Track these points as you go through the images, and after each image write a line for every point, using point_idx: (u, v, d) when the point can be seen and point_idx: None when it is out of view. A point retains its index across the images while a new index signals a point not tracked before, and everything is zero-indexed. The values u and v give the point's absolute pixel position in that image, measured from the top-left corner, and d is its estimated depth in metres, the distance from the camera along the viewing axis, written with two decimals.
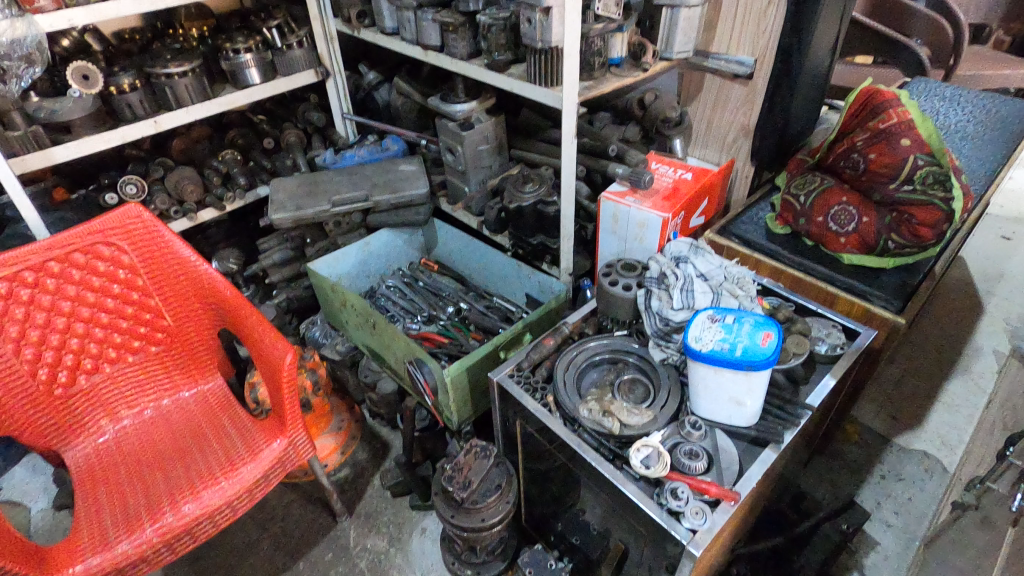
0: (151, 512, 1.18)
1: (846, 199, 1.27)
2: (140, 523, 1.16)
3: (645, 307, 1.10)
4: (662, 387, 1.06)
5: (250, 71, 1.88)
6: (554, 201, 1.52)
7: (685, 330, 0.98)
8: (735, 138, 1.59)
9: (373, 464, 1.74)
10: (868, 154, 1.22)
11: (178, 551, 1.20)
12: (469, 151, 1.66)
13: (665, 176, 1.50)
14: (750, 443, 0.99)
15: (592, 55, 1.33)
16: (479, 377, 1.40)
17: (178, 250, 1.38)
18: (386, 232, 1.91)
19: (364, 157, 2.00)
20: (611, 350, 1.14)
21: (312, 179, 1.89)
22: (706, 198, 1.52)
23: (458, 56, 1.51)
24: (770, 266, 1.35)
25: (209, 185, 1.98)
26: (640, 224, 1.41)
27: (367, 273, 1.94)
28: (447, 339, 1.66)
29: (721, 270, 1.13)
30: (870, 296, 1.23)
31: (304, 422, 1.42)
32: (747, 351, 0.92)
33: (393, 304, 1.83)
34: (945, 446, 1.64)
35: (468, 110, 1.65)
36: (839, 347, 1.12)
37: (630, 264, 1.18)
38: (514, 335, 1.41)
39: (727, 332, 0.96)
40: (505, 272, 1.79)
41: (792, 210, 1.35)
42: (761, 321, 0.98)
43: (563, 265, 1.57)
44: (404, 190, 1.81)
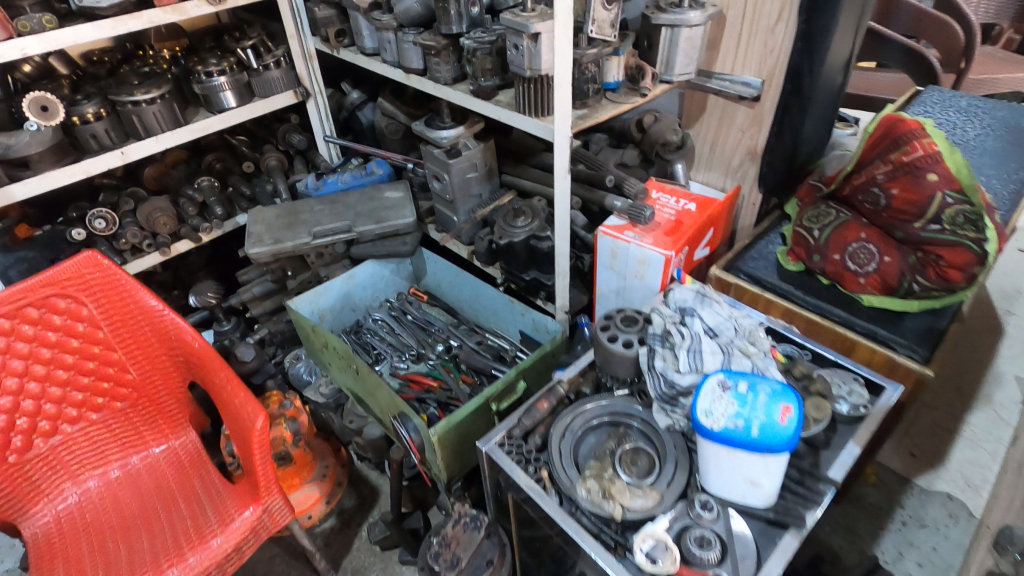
0: None
1: (865, 235, 1.17)
2: None
3: (648, 367, 0.99)
4: (668, 458, 0.96)
5: (224, 95, 1.78)
6: (548, 236, 1.42)
7: (694, 401, 0.88)
8: (741, 162, 1.48)
9: (360, 512, 1.65)
10: (889, 189, 1.11)
11: None
12: (457, 180, 1.56)
13: (667, 208, 1.39)
14: (767, 524, 0.88)
15: (586, 83, 1.23)
16: (469, 431, 1.30)
17: (142, 298, 1.28)
18: (371, 263, 1.80)
19: (347, 183, 1.88)
20: (612, 413, 1.04)
21: (292, 210, 1.78)
22: (711, 228, 1.41)
23: (442, 81, 1.41)
24: (782, 307, 1.24)
25: (184, 215, 1.87)
26: (640, 261, 1.32)
27: (352, 306, 1.84)
28: (435, 382, 1.56)
29: (730, 323, 1.02)
30: (892, 343, 1.12)
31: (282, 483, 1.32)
32: (764, 430, 0.82)
33: (379, 342, 1.73)
34: (970, 488, 1.53)
35: (455, 136, 1.54)
36: (862, 406, 1.02)
37: (631, 317, 1.07)
38: (507, 384, 1.31)
39: (740, 404, 0.86)
40: (497, 307, 1.67)
41: (805, 245, 1.25)
42: (778, 391, 0.88)
43: (560, 302, 1.46)
44: (390, 219, 1.71)
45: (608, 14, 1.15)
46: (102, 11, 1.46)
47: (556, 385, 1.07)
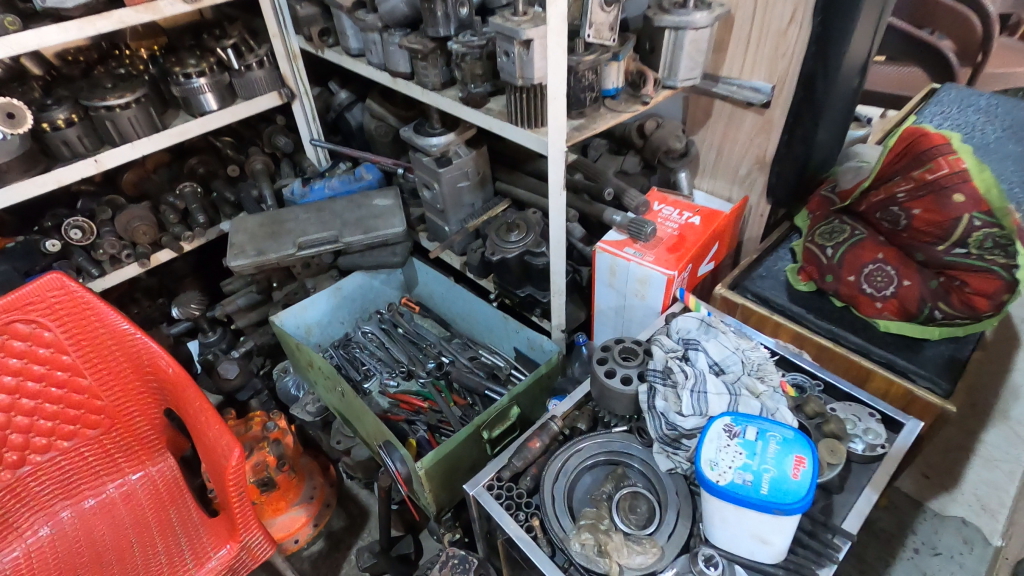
0: None
1: (883, 255, 1.09)
2: None
3: (648, 406, 0.92)
4: (670, 506, 0.89)
5: (205, 97, 1.68)
6: (543, 252, 1.34)
7: (698, 450, 0.80)
8: (749, 171, 1.39)
9: (350, 534, 1.59)
10: (911, 209, 1.03)
11: None
12: (448, 189, 1.48)
13: (670, 222, 1.30)
14: None
15: (582, 91, 1.13)
16: (459, 460, 1.23)
17: (112, 321, 1.20)
18: (360, 274, 1.72)
19: (335, 189, 1.80)
20: (609, 453, 0.97)
21: (276, 218, 1.70)
22: (716, 243, 1.33)
23: (430, 86, 1.32)
24: (793, 331, 1.16)
25: (166, 223, 1.79)
26: (640, 280, 1.24)
27: (341, 319, 1.76)
28: (426, 403, 1.49)
29: (737, 357, 0.95)
30: (911, 373, 1.05)
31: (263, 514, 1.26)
32: (775, 487, 0.75)
33: (369, 358, 1.66)
34: (987, 512, 1.45)
35: (445, 144, 1.45)
36: (879, 447, 0.94)
37: (630, 348, 0.99)
38: (500, 411, 1.24)
39: (749, 456, 0.79)
40: (490, 323, 1.59)
41: (817, 263, 1.18)
42: (789, 439, 0.80)
43: (555, 320, 1.39)
44: (377, 229, 1.62)
45: (606, 16, 1.05)
46: (68, 11, 1.37)
47: (550, 422, 1.00)
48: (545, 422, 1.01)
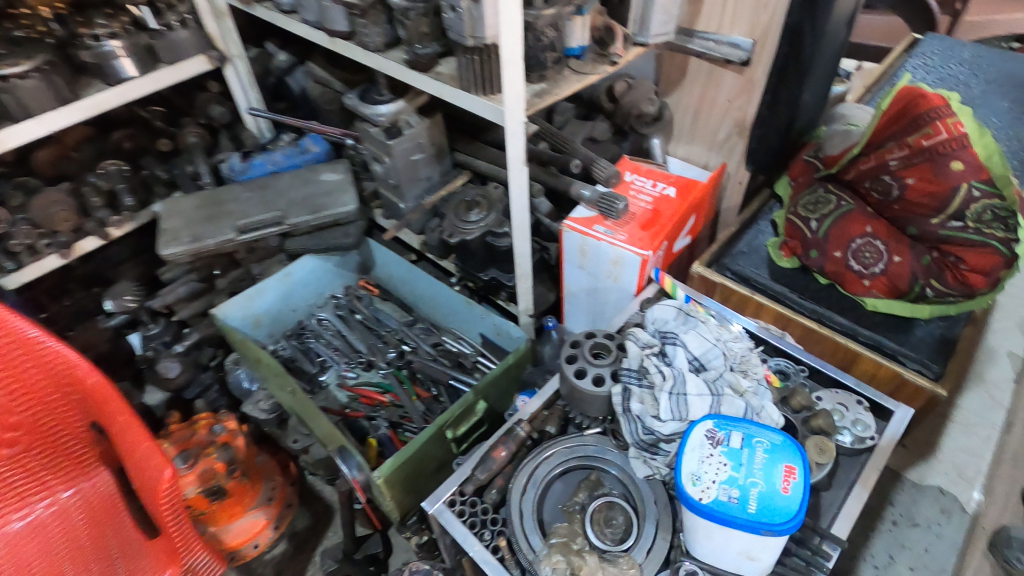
0: None
1: (871, 229, 1.01)
2: None
3: (622, 410, 0.83)
4: (647, 516, 0.81)
5: (121, 62, 1.43)
6: (506, 232, 1.23)
7: (679, 462, 0.72)
8: (728, 135, 1.28)
9: (315, 533, 1.51)
10: (904, 178, 0.94)
11: None
12: (401, 163, 1.33)
13: (643, 196, 1.20)
14: None
15: (542, 51, 0.99)
16: (423, 462, 1.15)
17: (17, 328, 1.02)
18: (310, 258, 1.57)
19: (277, 164, 1.62)
20: (581, 458, 0.89)
21: (212, 198, 1.53)
22: (693, 215, 1.24)
23: (372, 48, 1.16)
24: (775, 311, 1.09)
25: (89, 207, 1.59)
26: (613, 261, 1.14)
27: (293, 306, 1.63)
28: (387, 397, 1.40)
29: (718, 350, 0.86)
30: (900, 356, 0.99)
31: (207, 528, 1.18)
32: (764, 505, 0.67)
33: (325, 348, 1.53)
34: (963, 480, 1.44)
35: (395, 112, 1.30)
36: (867, 439, 0.88)
37: (602, 344, 0.90)
38: (465, 408, 1.15)
39: (734, 468, 0.71)
40: (455, 308, 1.48)
41: (801, 238, 1.09)
42: (779, 446, 0.73)
43: (523, 305, 1.29)
44: (326, 207, 1.48)
45: None
46: None
47: (516, 428, 0.91)
48: (511, 427, 0.92)
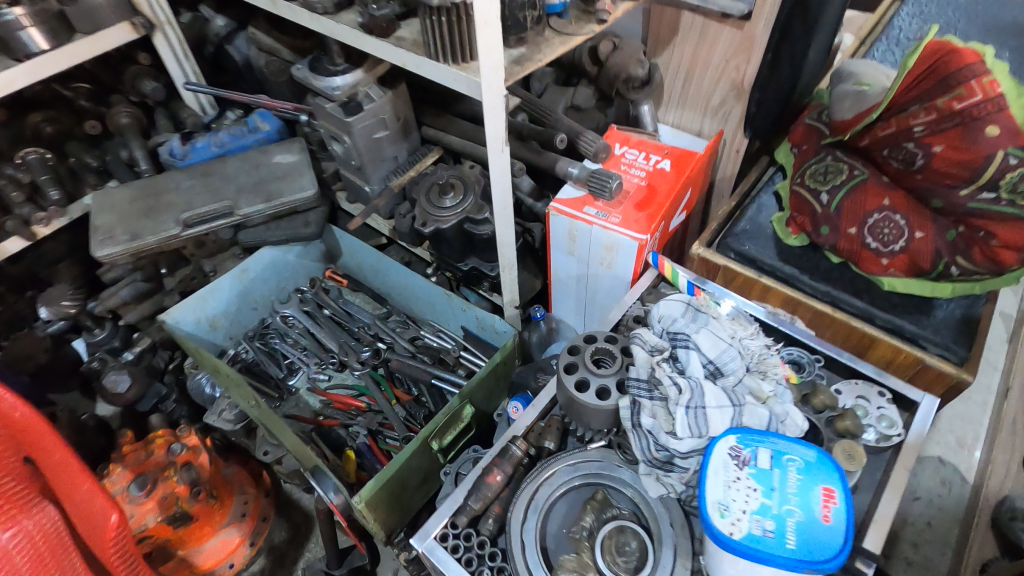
0: None
1: (889, 201, 0.92)
2: None
3: (632, 425, 0.73)
4: (663, 541, 0.73)
5: (28, 34, 1.19)
6: (485, 219, 1.11)
7: (702, 489, 0.63)
8: (724, 99, 1.16)
9: (295, 545, 1.42)
10: (930, 146, 0.84)
11: None
12: (363, 143, 1.19)
13: (636, 171, 1.08)
14: None
15: (518, 10, 0.85)
16: (408, 475, 1.06)
17: None
18: (268, 251, 1.42)
19: (223, 146, 1.44)
20: (586, 476, 0.80)
21: (151, 188, 1.35)
22: (689, 190, 1.13)
23: (320, 10, 0.99)
24: (784, 295, 1.00)
25: (8, 204, 1.39)
26: (607, 247, 1.03)
27: (253, 304, 1.48)
28: (363, 401, 1.29)
29: (735, 351, 0.77)
30: (921, 340, 0.91)
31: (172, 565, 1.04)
32: (803, 537, 0.59)
33: (292, 349, 1.40)
34: (961, 449, 1.41)
35: (353, 84, 1.15)
36: (892, 436, 0.81)
37: (604, 349, 0.80)
38: (451, 415, 1.05)
39: (766, 494, 0.62)
40: (432, 299, 1.36)
41: (810, 213, 1.00)
42: (812, 464, 0.65)
43: (507, 297, 1.18)
44: (282, 194, 1.33)
45: None
46: None
47: (511, 447, 0.81)
48: (505, 445, 0.82)
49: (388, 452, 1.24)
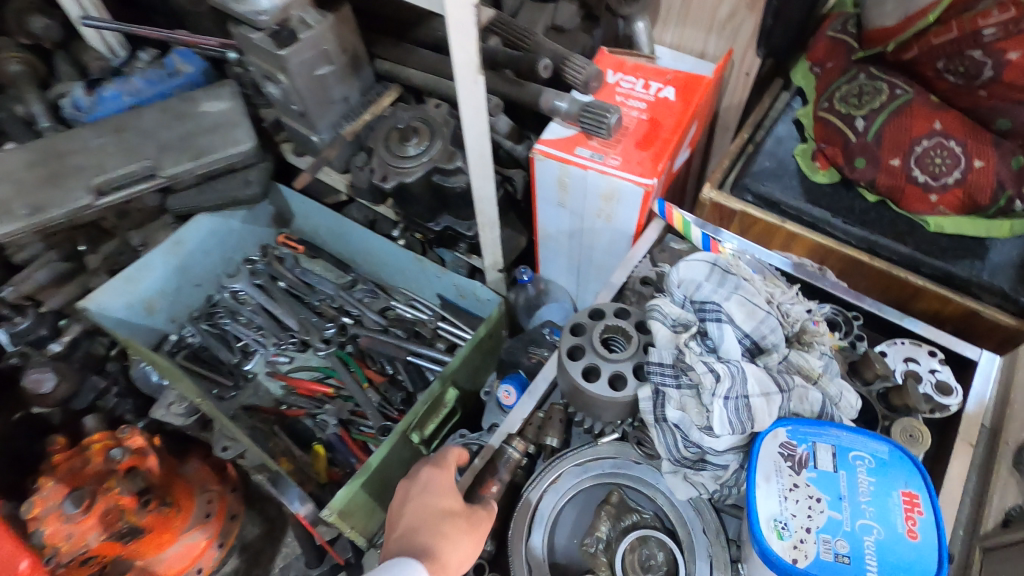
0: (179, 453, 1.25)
1: (941, 124, 0.77)
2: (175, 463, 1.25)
3: (656, 418, 0.60)
4: (696, 551, 0.61)
5: None
6: (458, 169, 0.93)
7: (754, 505, 0.50)
8: (734, 10, 0.97)
9: (270, 541, 1.30)
10: (1004, 53, 0.70)
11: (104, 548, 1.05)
12: (304, 82, 0.98)
13: (634, 103, 0.90)
14: None
15: None
16: (387, 472, 0.93)
17: None
18: (205, 218, 1.21)
19: (137, 94, 1.21)
20: (598, 477, 0.66)
21: (49, 149, 1.10)
22: (695, 122, 0.95)
23: None
24: (811, 243, 0.86)
25: None
26: (605, 196, 0.87)
27: (195, 280, 1.29)
28: (332, 385, 1.15)
29: (776, 319, 0.63)
30: (975, 289, 0.78)
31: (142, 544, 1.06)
32: (885, 561, 0.47)
33: (245, 330, 1.23)
34: None
35: (283, 7, 0.88)
36: (938, 407, 0.68)
37: (616, 326, 0.65)
38: (432, 402, 0.92)
39: (833, 507, 0.50)
40: (401, 264, 1.19)
41: (842, 144, 0.84)
42: (883, 462, 0.52)
43: (489, 259, 1.01)
44: (213, 149, 1.12)
45: None
46: None
47: (508, 450, 0.66)
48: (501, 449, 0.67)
49: (363, 442, 1.11)
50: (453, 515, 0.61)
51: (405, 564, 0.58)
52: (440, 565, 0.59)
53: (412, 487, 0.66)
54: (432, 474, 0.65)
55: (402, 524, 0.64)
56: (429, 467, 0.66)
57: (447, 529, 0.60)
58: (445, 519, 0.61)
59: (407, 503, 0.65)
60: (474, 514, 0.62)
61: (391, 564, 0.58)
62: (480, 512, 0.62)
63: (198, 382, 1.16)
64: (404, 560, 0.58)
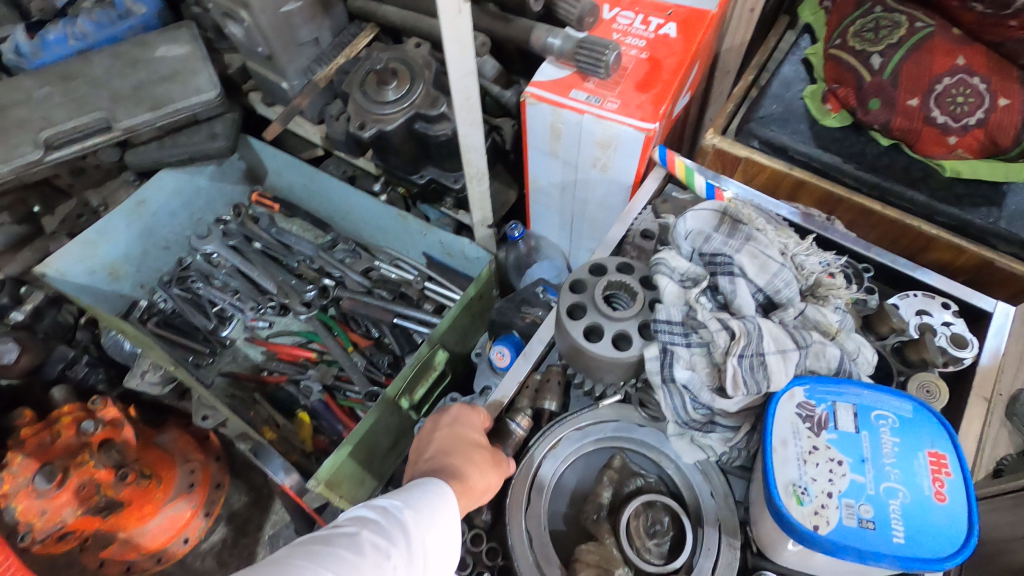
0: (165, 425, 1.21)
1: (963, 61, 0.72)
2: (171, 425, 1.22)
3: (663, 379, 0.56)
4: (704, 517, 0.58)
5: None
6: (441, 115, 0.86)
7: (771, 471, 0.47)
8: None
9: (257, 510, 1.27)
10: None
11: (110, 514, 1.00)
12: (269, 21, 0.89)
13: (633, 40, 0.83)
14: None
15: None
16: (374, 439, 0.89)
17: None
18: (170, 174, 1.13)
19: (85, 37, 1.08)
20: (599, 441, 0.63)
21: None
22: (698, 62, 0.88)
23: None
24: (819, 191, 0.81)
25: None
26: (601, 143, 0.80)
27: (162, 243, 1.21)
28: (314, 350, 1.10)
29: (791, 272, 0.59)
30: (989, 238, 0.74)
31: (138, 506, 1.04)
32: (913, 527, 0.44)
33: (220, 295, 1.16)
34: None
35: None
36: (953, 361, 0.65)
37: (619, 281, 0.60)
38: (420, 365, 0.87)
39: (855, 469, 0.47)
40: (383, 222, 1.12)
41: (855, 83, 0.78)
42: (908, 422, 0.49)
43: (477, 216, 0.94)
44: (172, 99, 1.03)
45: None
46: None
47: (512, 427, 0.63)
48: (505, 424, 0.64)
49: (350, 408, 1.07)
50: (480, 446, 0.58)
51: (430, 485, 0.54)
52: (466, 488, 0.55)
53: (442, 418, 0.62)
54: (464, 410, 0.62)
55: (431, 449, 0.60)
56: (460, 402, 0.62)
57: (476, 457, 0.57)
58: (474, 448, 0.58)
59: (438, 430, 0.61)
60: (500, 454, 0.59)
61: (418, 482, 0.55)
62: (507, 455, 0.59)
63: (172, 350, 1.10)
64: (429, 479, 0.54)
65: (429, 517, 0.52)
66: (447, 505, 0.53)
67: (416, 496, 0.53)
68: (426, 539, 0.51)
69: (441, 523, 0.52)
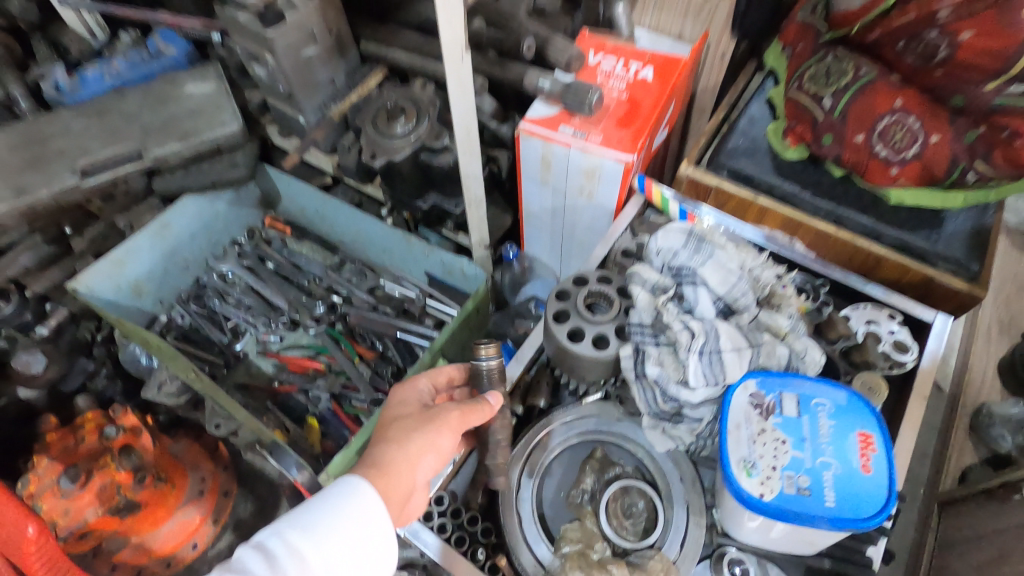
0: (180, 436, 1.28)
1: (901, 102, 0.82)
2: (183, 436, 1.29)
3: (636, 375, 0.64)
4: (674, 499, 0.65)
5: None
6: (443, 147, 0.96)
7: (725, 449, 0.55)
8: None
9: (261, 520, 1.31)
10: (956, 34, 0.74)
11: (124, 517, 1.06)
12: (290, 64, 0.99)
13: (614, 82, 0.93)
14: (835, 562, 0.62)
15: None
16: None
17: None
18: (193, 199, 1.22)
19: (119, 76, 1.19)
20: (583, 435, 0.71)
21: (32, 133, 1.09)
22: (673, 101, 0.98)
23: None
24: (782, 215, 0.90)
25: None
26: (587, 172, 0.90)
27: (180, 263, 1.29)
28: (322, 362, 1.18)
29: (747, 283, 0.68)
30: (932, 257, 0.84)
31: (151, 509, 1.09)
32: (843, 492, 0.52)
33: (235, 310, 1.24)
34: None
35: None
36: (893, 361, 0.73)
37: (599, 291, 0.70)
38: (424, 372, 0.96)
39: (795, 445, 0.55)
40: (389, 244, 1.22)
41: (810, 121, 0.89)
42: (843, 407, 0.57)
43: (476, 236, 1.03)
44: (198, 131, 1.13)
45: None
46: None
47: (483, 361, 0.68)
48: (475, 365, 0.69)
49: (356, 415, 1.14)
50: (399, 419, 0.65)
51: (316, 505, 0.56)
52: (381, 468, 0.60)
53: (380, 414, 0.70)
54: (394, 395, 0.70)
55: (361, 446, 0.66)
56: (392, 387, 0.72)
57: (393, 432, 0.64)
58: (393, 425, 0.65)
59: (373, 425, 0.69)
60: (426, 412, 0.65)
61: (305, 504, 0.57)
62: (485, 405, 0.65)
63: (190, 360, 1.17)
64: (316, 498, 0.57)
65: (314, 537, 0.54)
66: (337, 517, 0.55)
67: (301, 517, 0.55)
68: (312, 557, 0.53)
69: (330, 537, 0.54)
